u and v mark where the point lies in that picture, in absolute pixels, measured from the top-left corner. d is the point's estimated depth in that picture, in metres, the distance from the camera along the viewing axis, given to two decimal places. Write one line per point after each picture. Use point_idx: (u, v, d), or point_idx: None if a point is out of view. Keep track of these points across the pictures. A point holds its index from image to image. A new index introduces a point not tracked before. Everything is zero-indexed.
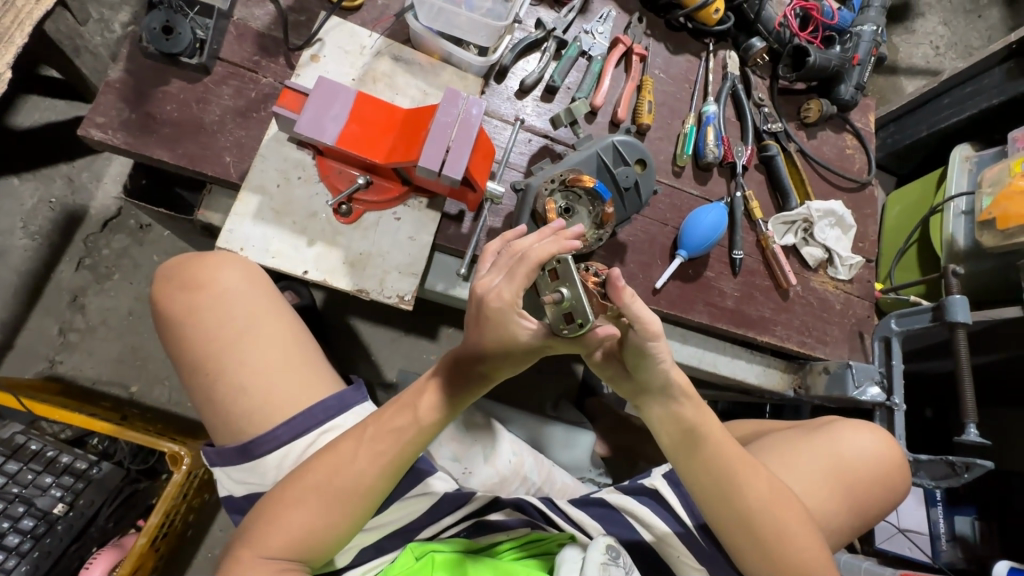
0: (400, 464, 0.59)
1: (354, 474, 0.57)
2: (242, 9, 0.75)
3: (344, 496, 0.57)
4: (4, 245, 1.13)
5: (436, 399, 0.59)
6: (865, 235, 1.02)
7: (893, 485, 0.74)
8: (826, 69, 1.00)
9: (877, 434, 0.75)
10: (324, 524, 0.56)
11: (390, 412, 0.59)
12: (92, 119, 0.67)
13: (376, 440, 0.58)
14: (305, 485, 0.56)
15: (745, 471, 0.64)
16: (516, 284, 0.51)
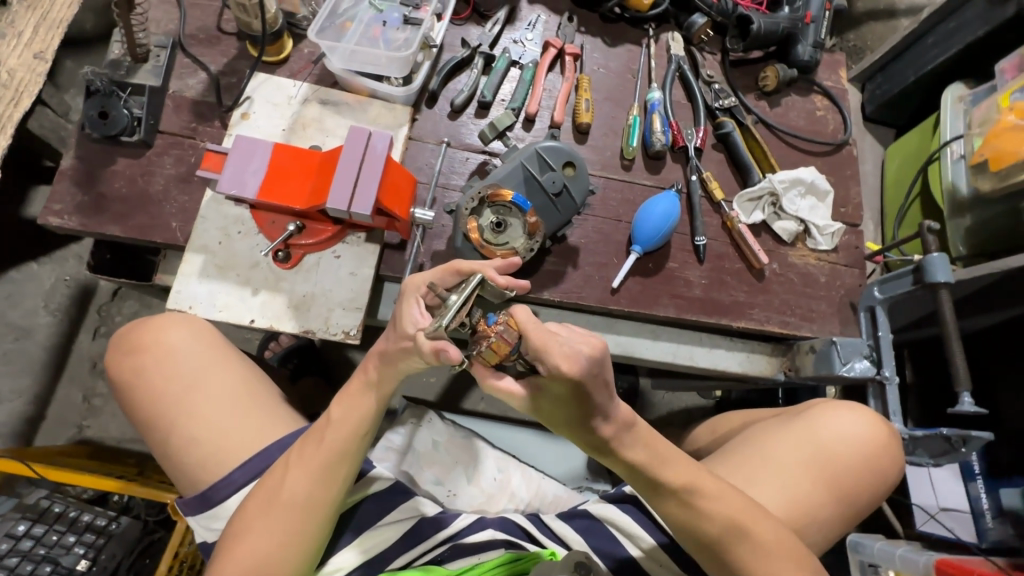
0: (336, 471, 0.62)
1: (290, 493, 0.60)
2: (176, 82, 0.80)
3: (289, 518, 0.60)
4: (30, 325, 1.23)
5: (351, 406, 0.63)
6: (846, 199, 0.96)
7: (884, 464, 0.71)
8: (777, 32, 0.95)
9: (857, 415, 0.72)
10: (277, 554, 0.59)
11: (318, 427, 0.62)
12: (50, 207, 0.72)
13: (305, 457, 0.61)
14: (252, 515, 0.60)
15: (750, 529, 0.60)
16: (442, 274, 0.60)
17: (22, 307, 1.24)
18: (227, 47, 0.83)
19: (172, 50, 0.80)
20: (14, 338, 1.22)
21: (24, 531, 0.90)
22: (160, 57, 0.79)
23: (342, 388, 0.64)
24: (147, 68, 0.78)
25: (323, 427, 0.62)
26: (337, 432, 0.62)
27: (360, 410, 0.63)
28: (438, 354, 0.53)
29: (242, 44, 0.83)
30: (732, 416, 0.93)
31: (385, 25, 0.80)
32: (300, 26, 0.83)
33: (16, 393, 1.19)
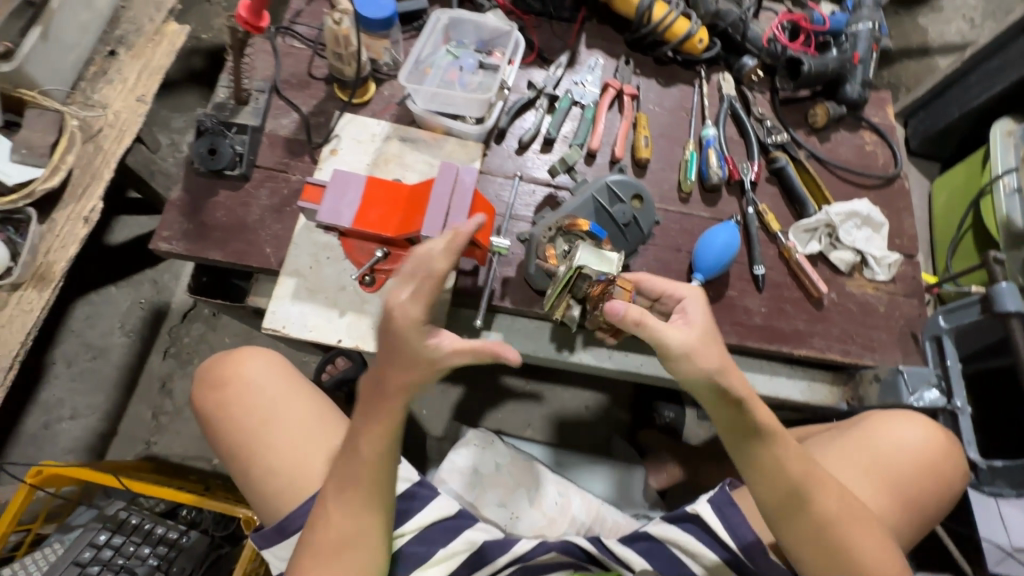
0: (379, 504, 0.65)
1: (337, 527, 0.63)
2: (272, 122, 0.87)
3: (343, 553, 0.63)
4: (106, 344, 1.31)
5: (379, 442, 0.63)
6: (901, 231, 0.98)
7: (951, 469, 0.77)
8: (826, 72, 0.99)
9: (923, 424, 0.77)
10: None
11: (350, 470, 0.63)
12: (160, 234, 0.79)
13: (351, 498, 0.63)
14: (308, 550, 0.63)
15: (851, 515, 0.66)
16: (417, 287, 0.57)
17: (100, 327, 1.32)
18: (316, 90, 0.90)
19: (269, 93, 0.88)
20: (92, 357, 1.29)
21: (104, 540, 0.94)
22: (259, 100, 0.87)
23: (363, 425, 0.63)
24: (248, 109, 0.86)
25: (355, 464, 0.63)
26: (370, 471, 0.63)
27: (386, 444, 0.63)
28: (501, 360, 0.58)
29: (329, 87, 0.91)
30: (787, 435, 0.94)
31: (462, 70, 0.89)
32: (381, 71, 0.91)
33: (91, 409, 1.26)
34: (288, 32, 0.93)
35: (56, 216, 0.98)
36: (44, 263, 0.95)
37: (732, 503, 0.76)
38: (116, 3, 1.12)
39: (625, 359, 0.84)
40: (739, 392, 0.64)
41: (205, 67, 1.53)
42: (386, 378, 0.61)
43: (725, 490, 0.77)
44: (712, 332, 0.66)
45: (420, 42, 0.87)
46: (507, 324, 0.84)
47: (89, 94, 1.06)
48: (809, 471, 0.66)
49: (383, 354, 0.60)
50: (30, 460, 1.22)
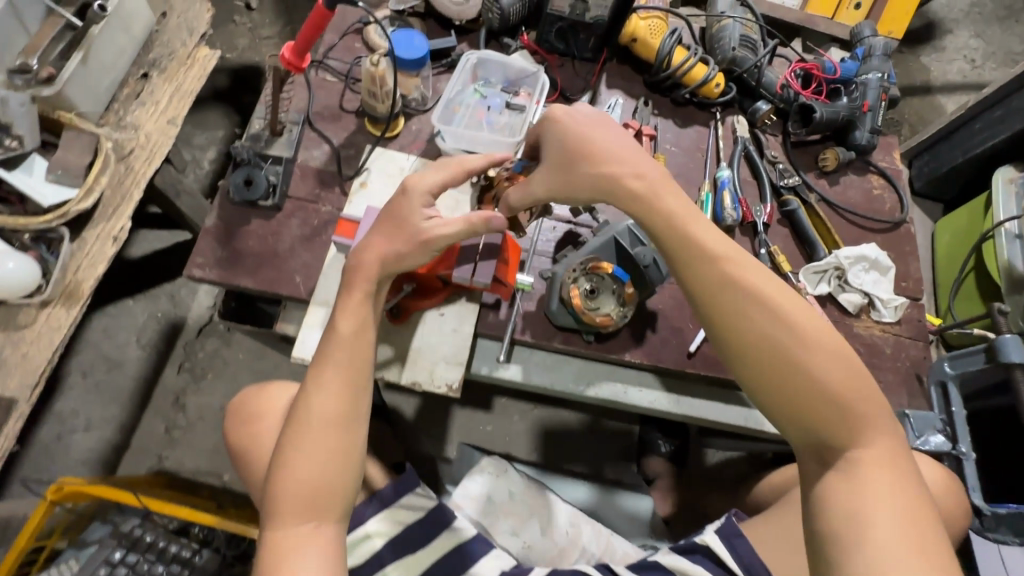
0: (358, 386, 0.68)
1: (319, 409, 0.65)
2: (304, 153, 0.90)
3: (326, 432, 0.65)
4: (121, 357, 1.32)
5: (354, 319, 0.69)
6: (907, 274, 1.01)
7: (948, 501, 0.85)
8: (837, 120, 1.03)
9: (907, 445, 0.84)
10: (326, 473, 0.64)
11: (329, 347, 0.68)
12: (195, 260, 0.82)
13: (327, 376, 0.67)
14: (292, 435, 0.65)
15: (819, 341, 0.61)
16: (404, 198, 0.71)
17: (117, 340, 1.33)
18: (347, 122, 0.93)
19: (302, 125, 0.91)
20: (107, 369, 1.31)
21: (119, 558, 0.95)
22: (293, 131, 0.90)
23: (340, 305, 0.70)
24: (282, 140, 0.89)
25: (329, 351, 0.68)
26: (349, 350, 0.68)
27: (362, 322, 0.69)
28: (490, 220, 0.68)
29: (360, 120, 0.94)
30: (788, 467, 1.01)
31: (490, 109, 0.93)
32: (411, 106, 0.94)
33: (105, 421, 1.27)
34: (321, 66, 0.96)
35: (86, 235, 1.00)
36: (72, 280, 0.97)
37: (740, 536, 0.81)
38: (151, 27, 1.16)
39: (639, 395, 0.88)
40: (674, 208, 0.69)
41: (228, 86, 1.57)
42: (362, 279, 0.70)
43: (734, 523, 0.82)
44: (566, 155, 0.73)
45: (449, 84, 0.91)
46: (526, 357, 0.87)
47: (122, 115, 1.09)
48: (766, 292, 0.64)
49: (373, 247, 0.70)
50: (42, 471, 1.23)
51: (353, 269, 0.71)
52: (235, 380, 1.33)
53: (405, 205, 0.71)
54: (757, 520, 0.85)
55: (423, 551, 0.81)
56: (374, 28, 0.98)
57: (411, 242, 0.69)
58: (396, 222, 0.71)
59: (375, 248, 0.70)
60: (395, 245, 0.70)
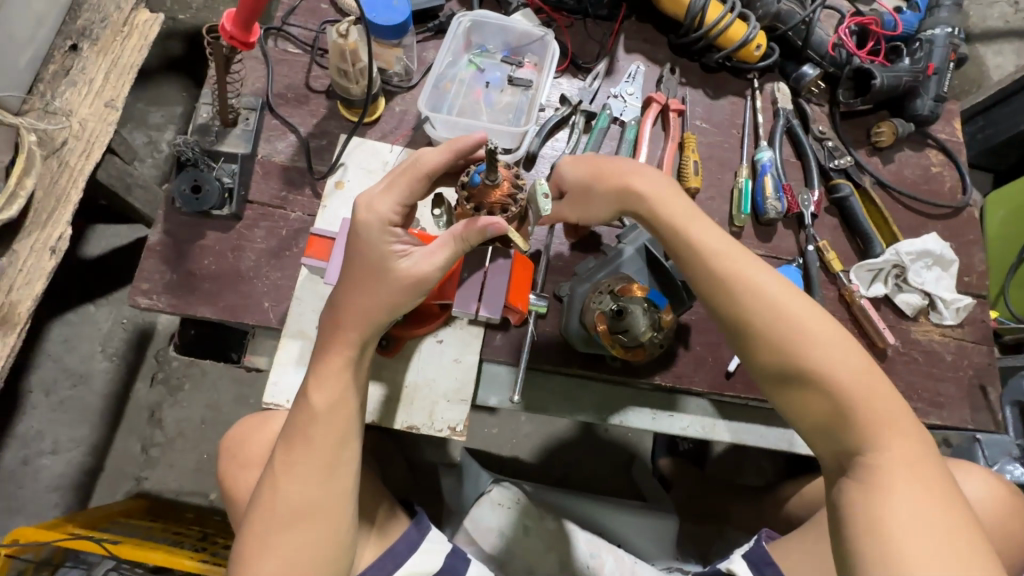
0: (341, 468, 0.55)
1: (290, 498, 0.53)
2: (265, 146, 0.75)
3: (297, 526, 0.53)
4: (87, 371, 1.20)
5: (335, 390, 0.55)
6: (970, 267, 0.89)
7: (1010, 530, 0.71)
8: (897, 87, 0.87)
9: (983, 478, 0.73)
10: (296, 575, 0.52)
11: (302, 423, 0.54)
12: (139, 286, 0.68)
13: (304, 456, 0.54)
14: (257, 528, 0.53)
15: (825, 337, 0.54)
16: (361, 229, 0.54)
17: (80, 351, 1.20)
18: (316, 106, 0.77)
19: (261, 111, 0.75)
20: (72, 385, 1.19)
21: None
22: (249, 120, 0.73)
23: (316, 368, 0.56)
24: (236, 132, 0.73)
25: (302, 423, 0.54)
26: (329, 427, 0.55)
27: (344, 393, 0.55)
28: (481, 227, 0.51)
29: (332, 103, 0.77)
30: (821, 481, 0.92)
31: (488, 86, 0.78)
32: (392, 83, 0.78)
33: (74, 442, 1.16)
34: (281, 35, 0.79)
35: (19, 247, 0.85)
36: (6, 302, 0.83)
37: (772, 564, 0.73)
38: None
39: (670, 422, 0.77)
40: (674, 214, 0.61)
41: (184, 52, 1.36)
42: (345, 332, 0.55)
43: (765, 549, 0.75)
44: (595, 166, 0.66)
45: (439, 53, 0.75)
46: (540, 383, 0.75)
47: (49, 99, 0.92)
48: (759, 288, 0.56)
49: (345, 295, 0.55)
50: (10, 499, 1.13)
51: (332, 319, 0.56)
52: (215, 391, 1.22)
53: (368, 248, 0.54)
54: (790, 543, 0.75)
55: None
56: None
57: (389, 288, 0.54)
58: (359, 265, 0.54)
59: (351, 300, 0.55)
60: (372, 295, 0.54)
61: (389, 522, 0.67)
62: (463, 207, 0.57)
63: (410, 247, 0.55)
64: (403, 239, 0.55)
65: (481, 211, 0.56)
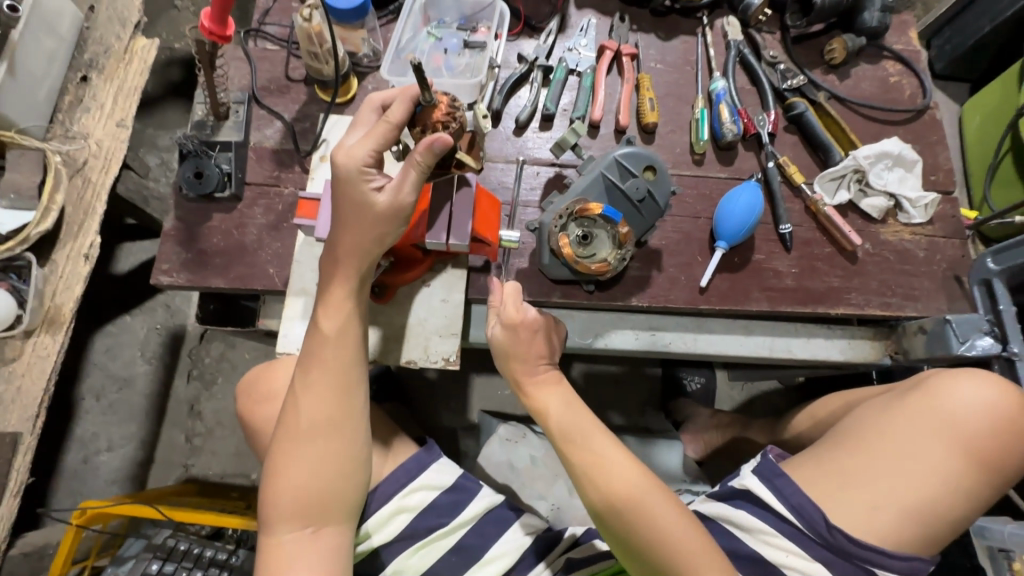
0: (352, 388, 0.64)
1: (309, 415, 0.63)
2: (256, 134, 0.83)
3: (318, 438, 0.63)
4: (130, 375, 1.31)
5: (340, 318, 0.64)
6: (936, 167, 0.91)
7: (1019, 429, 0.70)
8: (841, 2, 0.90)
9: (990, 381, 0.71)
10: (320, 477, 0.62)
11: (314, 349, 0.63)
12: (160, 267, 0.77)
13: (318, 378, 0.63)
14: (284, 441, 0.63)
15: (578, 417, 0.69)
16: (342, 170, 0.61)
17: (122, 358, 1.32)
18: (296, 93, 0.85)
19: (249, 104, 0.83)
20: (118, 388, 1.30)
21: (156, 570, 0.95)
22: (239, 112, 0.82)
23: (322, 300, 0.64)
24: (229, 124, 0.82)
25: (315, 348, 0.64)
26: (336, 352, 0.63)
27: (348, 320, 0.64)
28: (430, 145, 0.58)
29: (310, 88, 0.85)
30: (828, 399, 0.90)
31: (447, 52, 0.85)
32: (362, 64, 0.85)
33: (127, 439, 1.28)
34: (259, 35, 0.87)
35: (56, 257, 0.96)
36: (52, 306, 0.94)
37: (781, 475, 0.72)
38: (81, 25, 1.07)
39: (653, 336, 0.82)
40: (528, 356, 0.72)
41: (183, 78, 1.48)
42: (344, 266, 0.63)
43: (773, 462, 0.73)
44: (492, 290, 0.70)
45: (399, 28, 0.83)
46: None
47: (68, 126, 1.02)
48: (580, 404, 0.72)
49: (340, 231, 0.63)
50: (76, 494, 1.25)
51: (333, 258, 0.64)
52: None
53: (350, 188, 0.62)
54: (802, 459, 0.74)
55: (436, 535, 0.71)
56: None
57: (374, 221, 0.62)
58: (346, 205, 0.62)
59: (344, 235, 0.63)
60: (361, 231, 0.62)
61: (403, 442, 0.76)
62: (414, 135, 0.63)
63: (386, 183, 0.63)
64: (377, 176, 0.62)
65: (427, 132, 0.62)
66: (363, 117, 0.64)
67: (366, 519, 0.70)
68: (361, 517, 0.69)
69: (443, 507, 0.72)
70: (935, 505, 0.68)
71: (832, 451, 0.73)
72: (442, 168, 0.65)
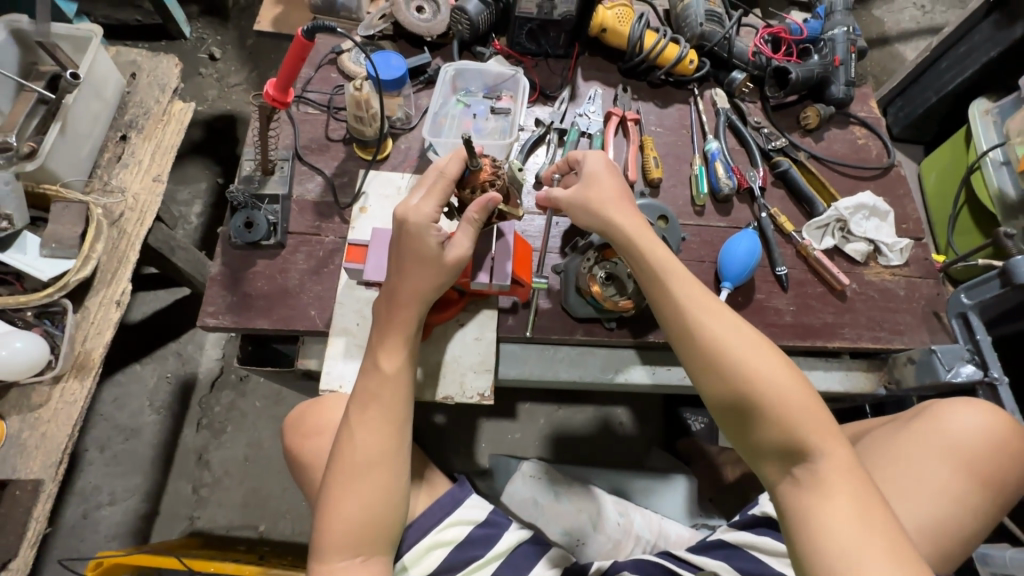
0: (401, 424, 0.68)
1: (365, 449, 0.66)
2: (298, 187, 0.90)
3: (370, 471, 0.65)
4: (137, 424, 1.30)
5: (398, 358, 0.69)
6: (906, 216, 1.03)
7: (1016, 451, 0.75)
8: (812, 77, 1.05)
9: (984, 408, 0.76)
10: (372, 509, 0.64)
11: (371, 385, 0.68)
12: (206, 309, 0.81)
13: (373, 414, 0.67)
14: (338, 473, 0.65)
15: (752, 349, 0.65)
16: (409, 225, 0.69)
17: (130, 407, 1.31)
18: (335, 152, 0.93)
19: (292, 161, 0.91)
20: (125, 438, 1.28)
21: None
22: (284, 168, 0.90)
23: (380, 341, 0.69)
24: (275, 178, 0.89)
25: (372, 385, 0.68)
26: (391, 390, 0.68)
27: (403, 360, 0.69)
28: (483, 205, 0.68)
29: (348, 147, 0.94)
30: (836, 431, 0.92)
31: (475, 117, 0.96)
32: (396, 126, 0.95)
33: (131, 491, 1.25)
34: (302, 101, 0.96)
35: (89, 304, 0.99)
36: (82, 351, 0.96)
37: None
38: (122, 90, 1.15)
39: (669, 374, 0.86)
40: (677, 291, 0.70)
41: (204, 137, 1.57)
42: (405, 311, 0.69)
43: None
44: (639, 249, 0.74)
45: (432, 98, 0.94)
46: (551, 355, 0.86)
47: (107, 179, 1.08)
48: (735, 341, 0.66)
49: (398, 277, 0.69)
50: (74, 553, 1.20)
51: (392, 303, 0.70)
52: (256, 430, 1.31)
53: (417, 242, 0.68)
54: None
55: (474, 566, 0.72)
56: (348, 56, 1.00)
57: (432, 269, 0.69)
58: (403, 257, 0.69)
59: (403, 283, 0.69)
60: (422, 277, 0.69)
61: (437, 478, 0.78)
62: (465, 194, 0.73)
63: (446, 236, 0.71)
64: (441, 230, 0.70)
65: (476, 191, 0.73)
66: (426, 180, 0.71)
67: (403, 553, 0.71)
68: (398, 550, 0.70)
69: (478, 539, 0.74)
70: (948, 525, 0.71)
71: None
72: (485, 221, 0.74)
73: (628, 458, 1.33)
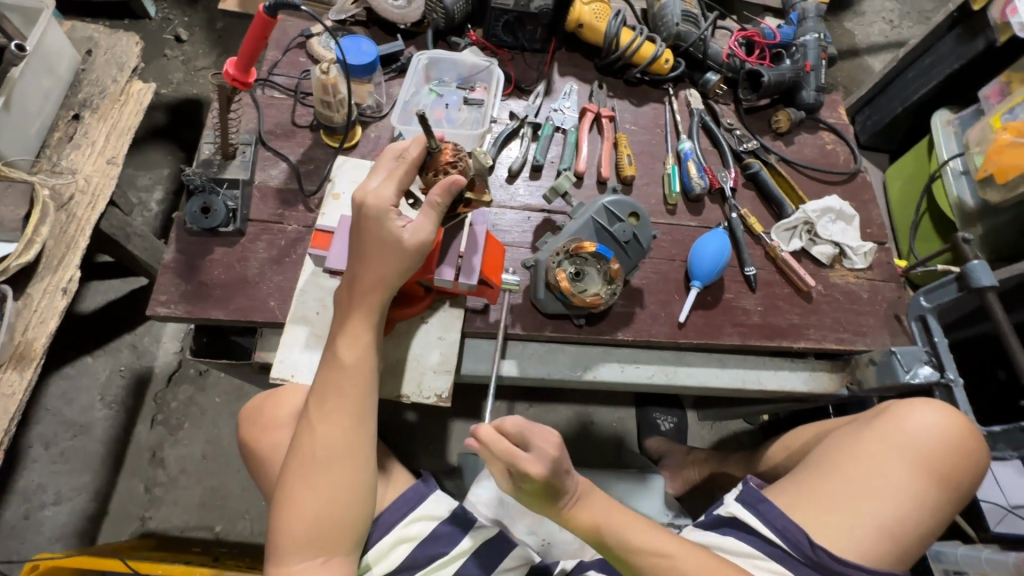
0: (364, 418, 0.66)
1: (324, 443, 0.64)
2: (261, 173, 0.87)
3: (332, 466, 0.63)
4: (86, 420, 1.23)
5: (359, 348, 0.67)
6: (871, 221, 1.05)
7: (970, 451, 0.76)
8: (783, 81, 1.06)
9: (942, 408, 0.77)
10: (331, 509, 0.62)
11: (333, 378, 0.65)
12: (157, 298, 0.77)
13: (334, 407, 0.64)
14: (297, 470, 0.63)
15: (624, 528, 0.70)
16: (366, 209, 0.66)
17: (79, 401, 1.24)
18: (302, 138, 0.90)
19: (255, 146, 0.87)
20: (72, 435, 1.22)
21: None
22: (246, 153, 0.86)
23: (342, 329, 0.67)
24: (236, 163, 0.85)
25: (335, 378, 0.65)
26: (351, 381, 0.65)
27: (365, 350, 0.67)
28: (447, 188, 0.64)
29: (315, 134, 0.91)
30: (800, 430, 0.94)
31: (448, 107, 0.94)
32: (366, 114, 0.92)
33: (77, 490, 1.18)
34: (268, 84, 0.93)
35: (32, 291, 0.93)
36: (22, 341, 0.90)
37: (765, 499, 0.74)
38: (76, 67, 1.09)
39: (636, 371, 0.88)
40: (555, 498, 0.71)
41: (167, 121, 1.50)
42: (368, 302, 0.67)
43: (754, 487, 0.76)
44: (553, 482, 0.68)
45: (404, 85, 0.92)
46: (520, 351, 0.85)
47: (56, 160, 1.02)
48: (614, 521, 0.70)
49: (362, 264, 0.66)
50: (14, 556, 1.13)
51: (353, 294, 0.67)
52: (214, 426, 1.26)
53: (375, 226, 0.66)
54: (786, 482, 0.78)
55: (438, 563, 0.71)
56: (317, 40, 0.96)
57: (396, 257, 0.66)
58: (360, 241, 0.67)
59: (363, 270, 0.66)
60: (385, 265, 0.66)
61: (400, 474, 0.76)
62: (428, 179, 0.69)
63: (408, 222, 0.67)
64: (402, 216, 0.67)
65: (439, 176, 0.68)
66: (382, 163, 0.69)
67: (367, 550, 0.69)
68: (362, 547, 0.68)
69: (443, 536, 0.72)
70: (908, 523, 0.73)
71: (805, 476, 0.77)
72: (452, 211, 0.70)
73: (598, 457, 1.33)
